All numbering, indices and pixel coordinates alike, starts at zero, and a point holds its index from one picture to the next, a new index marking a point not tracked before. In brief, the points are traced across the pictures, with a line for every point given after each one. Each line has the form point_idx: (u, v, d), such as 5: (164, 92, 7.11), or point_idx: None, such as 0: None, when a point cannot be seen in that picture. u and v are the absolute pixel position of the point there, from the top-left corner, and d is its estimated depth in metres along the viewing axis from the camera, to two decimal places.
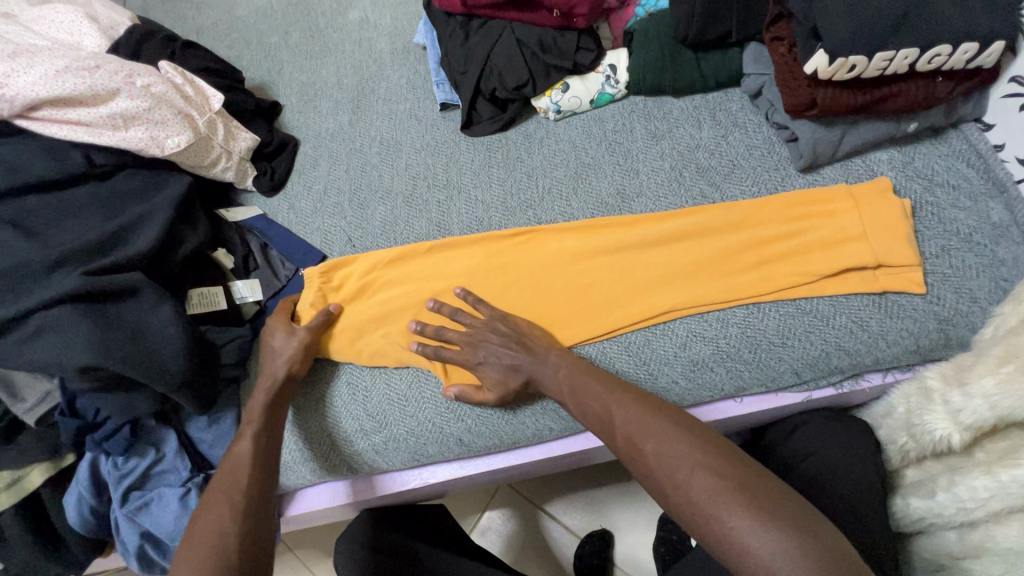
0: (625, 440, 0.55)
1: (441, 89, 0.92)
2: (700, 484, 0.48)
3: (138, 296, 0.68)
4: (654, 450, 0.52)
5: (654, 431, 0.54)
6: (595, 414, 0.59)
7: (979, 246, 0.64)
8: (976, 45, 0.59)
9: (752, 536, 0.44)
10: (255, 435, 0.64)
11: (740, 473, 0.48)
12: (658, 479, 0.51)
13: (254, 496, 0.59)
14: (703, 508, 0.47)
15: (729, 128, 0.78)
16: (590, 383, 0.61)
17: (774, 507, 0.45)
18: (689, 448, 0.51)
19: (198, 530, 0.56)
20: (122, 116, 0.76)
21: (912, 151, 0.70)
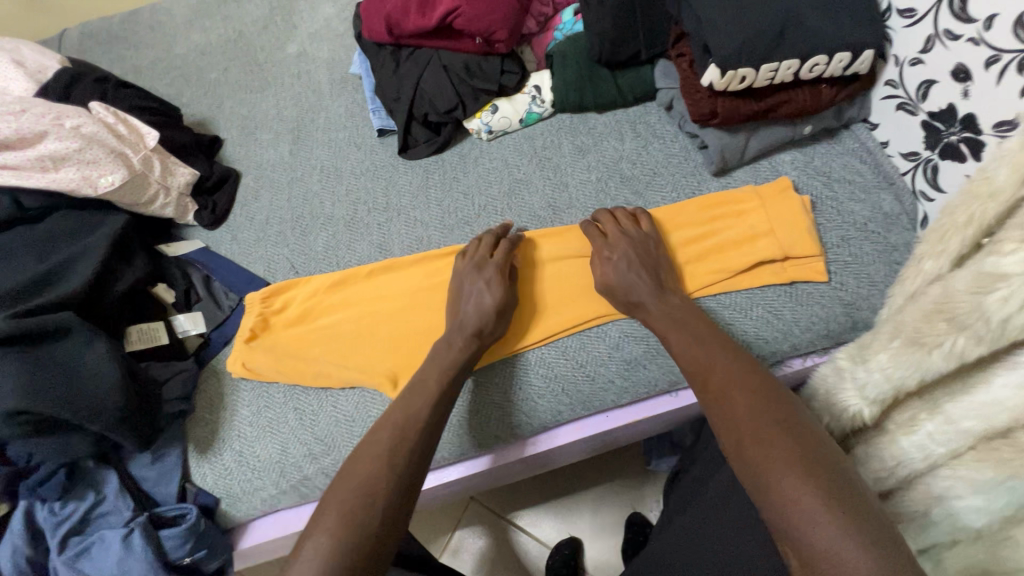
0: (714, 391, 0.53)
1: (377, 116, 0.95)
2: (768, 447, 0.46)
3: (69, 336, 0.67)
4: (737, 406, 0.51)
5: (745, 391, 0.52)
6: (694, 361, 0.58)
7: (874, 234, 0.70)
8: (848, 54, 0.65)
9: (814, 510, 0.42)
10: (435, 389, 0.63)
11: (822, 456, 0.45)
12: (738, 438, 0.49)
13: (405, 451, 0.57)
14: (766, 471, 0.45)
15: (648, 139, 0.83)
16: (698, 333, 0.61)
17: (852, 501, 0.42)
18: (773, 413, 0.49)
19: (348, 466, 0.55)
20: (51, 157, 0.77)
21: (812, 151, 0.76)
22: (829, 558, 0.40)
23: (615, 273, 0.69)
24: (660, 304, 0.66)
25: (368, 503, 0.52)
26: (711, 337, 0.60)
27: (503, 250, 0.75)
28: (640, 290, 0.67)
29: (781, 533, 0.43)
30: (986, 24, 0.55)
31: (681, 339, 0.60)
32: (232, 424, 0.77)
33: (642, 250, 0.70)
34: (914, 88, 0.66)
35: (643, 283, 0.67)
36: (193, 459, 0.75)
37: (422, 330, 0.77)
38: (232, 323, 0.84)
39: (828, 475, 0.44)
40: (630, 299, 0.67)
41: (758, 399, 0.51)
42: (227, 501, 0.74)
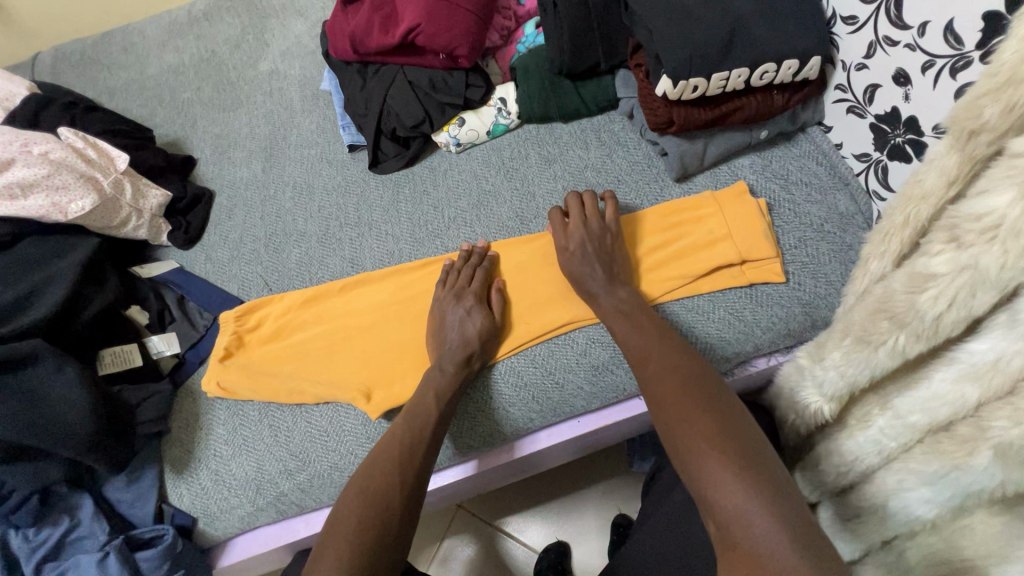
0: (651, 374, 0.56)
1: (347, 132, 0.96)
2: (694, 425, 0.49)
3: (38, 362, 0.67)
4: (670, 386, 0.54)
5: (678, 375, 0.54)
6: (637, 345, 0.61)
7: (830, 234, 0.72)
8: (796, 61, 0.67)
9: (729, 484, 0.44)
10: (433, 406, 0.66)
11: (739, 433, 0.48)
12: (669, 418, 0.51)
13: (408, 470, 0.60)
14: (690, 449, 0.48)
15: (612, 147, 0.85)
16: (640, 322, 0.64)
17: (761, 471, 0.45)
18: (697, 393, 0.52)
19: (353, 484, 0.59)
20: (19, 184, 0.77)
21: (770, 155, 0.78)
22: (742, 524, 0.42)
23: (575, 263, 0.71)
24: (612, 299, 0.68)
25: (380, 519, 0.55)
26: (652, 325, 0.63)
27: (480, 279, 0.76)
28: (596, 279, 0.69)
29: (702, 504, 0.46)
30: (920, 31, 0.58)
31: (623, 326, 0.64)
32: (208, 444, 0.77)
33: (602, 243, 0.72)
34: (861, 92, 0.68)
35: (598, 278, 0.69)
36: (169, 480, 0.76)
37: (394, 342, 0.78)
38: (207, 343, 0.85)
39: (744, 450, 0.46)
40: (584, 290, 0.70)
41: (689, 382, 0.53)
42: (205, 520, 0.74)
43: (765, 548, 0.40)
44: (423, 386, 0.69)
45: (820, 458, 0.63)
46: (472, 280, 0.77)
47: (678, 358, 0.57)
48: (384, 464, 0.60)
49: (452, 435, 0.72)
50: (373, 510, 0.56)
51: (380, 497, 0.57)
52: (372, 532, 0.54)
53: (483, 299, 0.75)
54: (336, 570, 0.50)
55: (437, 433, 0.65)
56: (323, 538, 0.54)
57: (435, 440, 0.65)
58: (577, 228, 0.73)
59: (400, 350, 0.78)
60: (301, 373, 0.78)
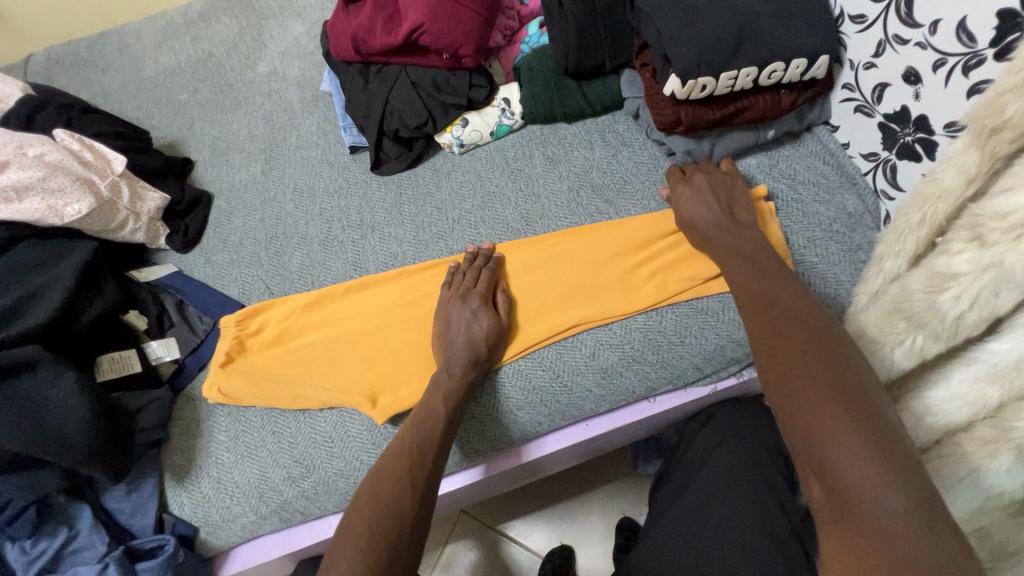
0: (767, 323, 0.52)
1: (348, 133, 0.95)
2: (814, 380, 0.45)
3: (35, 370, 0.66)
4: (791, 338, 0.49)
5: (802, 326, 0.50)
6: (750, 297, 0.57)
7: (838, 234, 0.71)
8: (805, 60, 0.67)
9: (849, 447, 0.40)
10: (441, 409, 0.65)
11: (866, 396, 0.43)
12: (780, 366, 0.47)
13: (419, 475, 0.59)
14: (805, 402, 0.44)
15: (618, 148, 0.84)
16: (758, 278, 0.59)
17: (889, 439, 0.40)
18: (820, 347, 0.47)
19: (364, 491, 0.58)
20: (14, 188, 0.75)
21: (776, 154, 0.78)
22: (850, 479, 0.39)
23: (695, 205, 0.70)
24: (747, 233, 0.66)
25: (393, 527, 0.54)
26: (773, 279, 0.58)
27: (485, 281, 0.75)
28: (714, 221, 0.68)
29: (804, 456, 0.43)
30: (931, 29, 0.57)
31: (744, 278, 0.59)
32: (209, 451, 0.76)
33: (722, 188, 0.71)
34: (869, 91, 0.68)
35: (716, 219, 0.68)
36: (169, 489, 0.74)
37: (398, 346, 0.77)
38: (207, 348, 0.83)
39: (871, 415, 0.42)
40: (703, 232, 0.69)
41: (811, 336, 0.49)
42: (206, 530, 0.73)
43: (875, 510, 0.37)
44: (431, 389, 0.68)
45: None
46: (478, 282, 0.75)
47: (805, 312, 0.52)
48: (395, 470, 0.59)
49: (461, 442, 0.71)
50: (386, 518, 0.55)
51: (391, 504, 0.56)
52: (387, 537, 0.53)
53: (490, 301, 0.74)
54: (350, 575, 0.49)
55: (447, 436, 0.64)
56: (335, 545, 0.53)
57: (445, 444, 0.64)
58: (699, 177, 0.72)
59: (405, 354, 0.77)
60: (305, 377, 0.76)
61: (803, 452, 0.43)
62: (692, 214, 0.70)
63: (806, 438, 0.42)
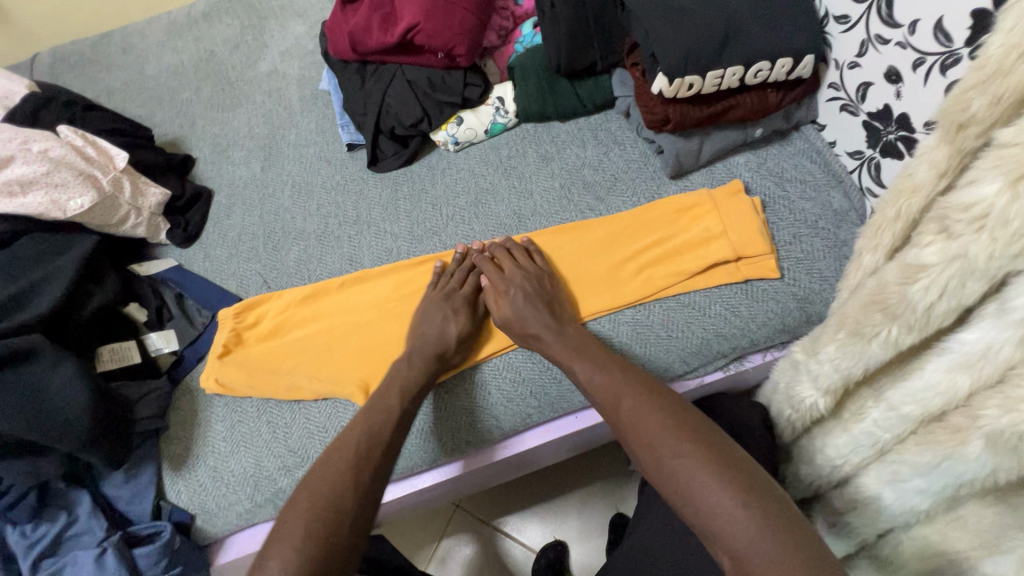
0: (620, 412, 0.56)
1: (346, 131, 0.97)
2: (686, 461, 0.48)
3: (37, 358, 0.67)
4: (647, 425, 0.52)
5: (651, 407, 0.54)
6: (601, 383, 0.60)
7: (824, 230, 0.72)
8: (791, 60, 0.68)
9: (732, 513, 0.43)
10: (396, 405, 0.65)
11: (729, 456, 0.48)
12: (651, 453, 0.50)
13: (365, 471, 0.57)
14: (683, 484, 0.47)
15: (609, 146, 0.86)
16: (603, 356, 0.63)
17: (762, 493, 0.44)
18: (678, 423, 0.51)
19: (306, 482, 0.55)
20: (19, 182, 0.77)
21: (765, 153, 0.79)
22: (751, 555, 0.41)
23: (514, 307, 0.72)
24: (559, 337, 0.67)
25: (332, 522, 0.51)
26: (616, 365, 0.62)
27: (471, 284, 0.78)
28: (536, 321, 0.69)
29: (713, 542, 0.44)
30: (910, 29, 0.59)
31: (587, 370, 0.61)
32: (206, 440, 0.77)
33: (537, 281, 0.74)
34: (854, 90, 0.69)
35: (537, 317, 0.69)
36: (167, 476, 0.76)
37: (391, 340, 0.79)
38: (205, 341, 0.85)
39: (740, 473, 0.46)
40: (525, 330, 0.70)
41: (665, 410, 0.53)
42: (202, 517, 0.74)
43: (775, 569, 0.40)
44: (388, 386, 0.68)
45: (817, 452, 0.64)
46: (463, 284, 0.79)
47: (649, 391, 0.56)
48: (338, 463, 0.57)
49: (439, 443, 0.73)
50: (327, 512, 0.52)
51: (330, 497, 0.53)
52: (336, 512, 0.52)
53: (470, 303, 0.77)
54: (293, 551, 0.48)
55: (392, 434, 0.63)
56: (271, 539, 0.50)
57: (393, 442, 0.62)
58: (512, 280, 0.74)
59: (398, 348, 0.78)
60: (301, 368, 0.78)
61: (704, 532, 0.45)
62: (511, 311, 0.72)
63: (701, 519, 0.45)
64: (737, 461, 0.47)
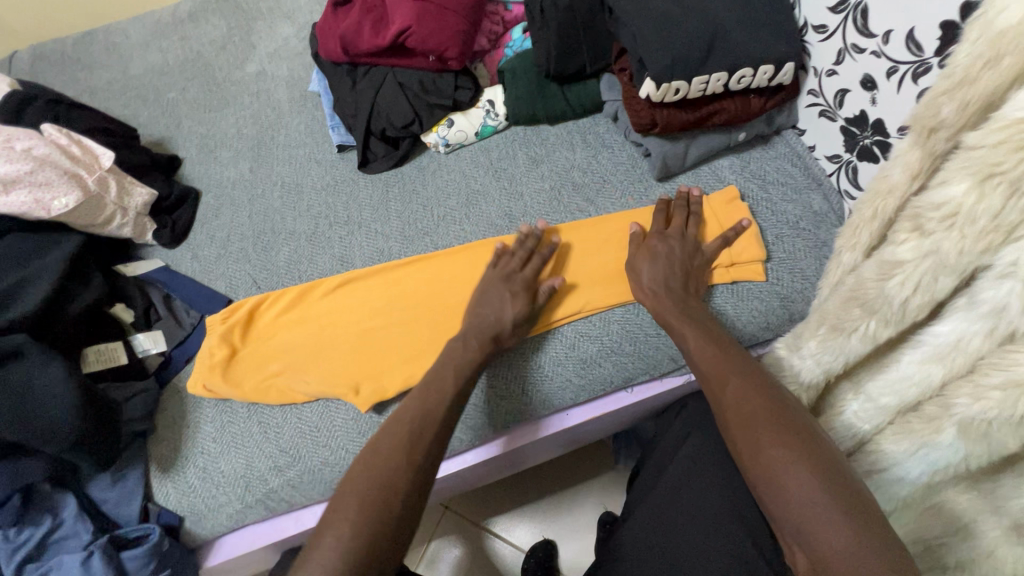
0: (724, 394, 0.57)
1: (336, 132, 0.97)
2: (782, 452, 0.50)
3: (22, 357, 0.67)
4: (751, 406, 0.54)
5: (759, 395, 0.55)
6: (709, 367, 0.60)
7: (805, 231, 0.75)
8: (772, 66, 0.71)
9: (816, 506, 0.46)
10: (448, 395, 0.64)
11: (825, 456, 0.49)
12: (750, 439, 0.52)
13: (422, 457, 0.58)
14: (772, 468, 0.49)
15: (598, 149, 0.88)
16: (718, 335, 0.64)
17: (859, 504, 0.45)
18: (782, 414, 0.53)
19: (374, 464, 0.56)
20: (2, 180, 0.76)
21: (747, 156, 0.82)
22: (832, 554, 0.43)
23: (649, 269, 0.71)
24: (679, 304, 0.68)
25: (376, 537, 0.50)
26: (729, 348, 0.62)
27: (534, 265, 0.76)
28: (672, 283, 0.69)
29: (791, 534, 0.47)
30: (884, 39, 0.62)
31: (699, 341, 0.63)
32: (196, 441, 0.77)
33: (685, 257, 0.72)
34: (832, 96, 0.72)
35: (677, 278, 0.70)
36: (155, 478, 0.75)
37: (380, 339, 0.78)
38: (194, 342, 0.84)
39: (838, 480, 0.47)
40: (650, 288, 0.70)
41: (772, 403, 0.54)
42: (191, 519, 0.74)
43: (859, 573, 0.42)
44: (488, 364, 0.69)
45: None
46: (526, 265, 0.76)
47: (757, 378, 0.58)
48: (410, 448, 0.57)
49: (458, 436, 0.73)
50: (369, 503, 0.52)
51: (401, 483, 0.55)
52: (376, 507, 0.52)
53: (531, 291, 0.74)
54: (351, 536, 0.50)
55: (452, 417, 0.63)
56: (332, 522, 0.51)
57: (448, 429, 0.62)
58: (656, 243, 0.73)
59: (388, 345, 0.78)
60: (290, 370, 0.78)
61: (779, 515, 0.48)
62: (646, 273, 0.71)
63: (781, 501, 0.48)
64: (837, 468, 0.48)
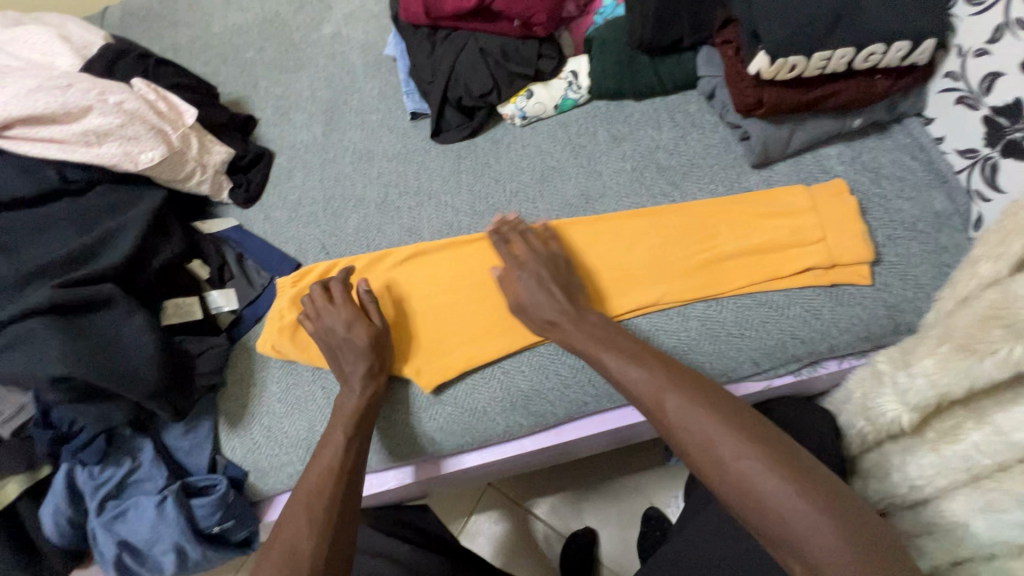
0: (661, 411, 0.54)
1: (410, 99, 0.95)
2: (756, 468, 0.48)
3: (110, 307, 0.69)
4: (701, 427, 0.51)
5: (700, 408, 0.52)
6: (642, 383, 0.57)
7: (922, 234, 0.68)
8: (909, 42, 0.62)
9: (809, 524, 0.44)
10: (342, 441, 0.65)
11: (796, 458, 0.48)
12: (713, 462, 0.50)
13: (332, 513, 0.60)
14: (754, 492, 0.47)
15: (687, 129, 0.81)
16: (625, 347, 0.62)
17: (842, 505, 0.45)
18: (751, 430, 0.50)
19: (284, 531, 0.59)
20: (95, 133, 0.77)
21: (861, 145, 0.74)
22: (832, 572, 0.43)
23: (525, 292, 0.68)
24: (582, 327, 0.65)
25: None
26: (650, 357, 0.59)
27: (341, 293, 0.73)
28: (551, 308, 0.66)
29: (786, 552, 0.46)
30: None
31: (619, 361, 0.60)
32: (262, 399, 0.78)
33: (552, 265, 0.70)
34: (979, 80, 0.63)
35: (555, 303, 0.66)
36: (224, 431, 0.77)
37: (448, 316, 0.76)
38: (264, 302, 0.85)
39: (817, 485, 0.46)
40: (544, 320, 0.67)
41: (723, 413, 0.52)
42: (255, 474, 0.76)
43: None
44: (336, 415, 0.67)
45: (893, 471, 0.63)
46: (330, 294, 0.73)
47: (696, 390, 0.55)
48: (316, 510, 0.60)
49: (468, 434, 0.74)
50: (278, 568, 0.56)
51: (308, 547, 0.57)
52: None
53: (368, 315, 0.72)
54: None
55: (356, 462, 0.65)
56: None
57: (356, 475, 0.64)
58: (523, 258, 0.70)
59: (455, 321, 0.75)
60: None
61: (766, 529, 0.47)
62: (525, 299, 0.68)
63: (770, 524, 0.46)
64: (809, 470, 0.48)
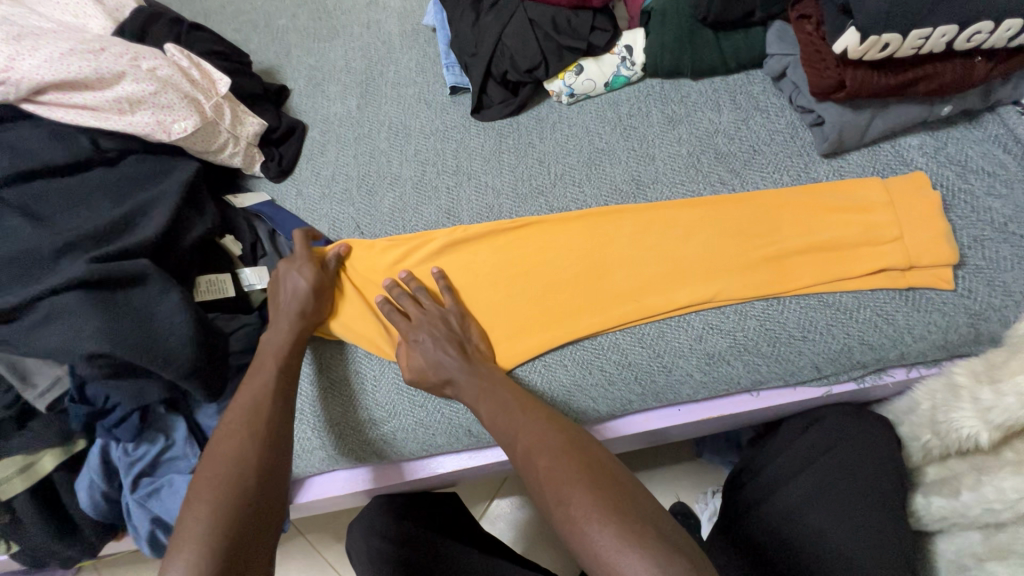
0: (524, 449, 0.56)
1: (451, 72, 0.89)
2: (578, 500, 0.49)
3: (146, 282, 0.67)
4: (538, 465, 0.54)
5: (545, 448, 0.55)
6: (498, 424, 0.59)
7: (1013, 236, 0.62)
8: (1020, 21, 0.56)
9: (617, 559, 0.45)
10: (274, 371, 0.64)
11: (606, 489, 0.50)
12: (547, 495, 0.52)
13: (272, 431, 0.58)
14: (580, 525, 0.48)
15: (749, 112, 0.76)
16: (504, 402, 0.61)
17: (649, 537, 0.46)
18: (585, 472, 0.52)
19: (217, 458, 0.55)
20: (128, 100, 0.74)
21: (944, 136, 0.69)
22: None
23: (425, 353, 0.66)
24: (468, 375, 0.64)
25: (235, 489, 0.52)
26: (512, 398, 0.61)
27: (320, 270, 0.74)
28: (447, 366, 0.65)
29: None
30: None
31: (490, 410, 0.61)
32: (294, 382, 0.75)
33: (446, 328, 0.68)
34: None
35: (452, 360, 0.65)
36: None
37: (489, 307, 0.72)
38: None
39: (637, 519, 0.48)
40: (440, 377, 0.65)
41: (565, 448, 0.54)
42: None
43: None
44: (263, 357, 0.66)
45: (963, 489, 0.59)
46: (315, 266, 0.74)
47: (542, 428, 0.57)
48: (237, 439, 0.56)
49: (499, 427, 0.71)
50: (212, 494, 0.51)
51: (235, 472, 0.53)
52: (236, 477, 0.53)
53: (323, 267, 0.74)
54: (209, 510, 0.50)
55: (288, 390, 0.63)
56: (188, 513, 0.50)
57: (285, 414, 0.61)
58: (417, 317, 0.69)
59: (496, 315, 0.71)
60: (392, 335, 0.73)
61: (586, 563, 0.48)
62: (423, 361, 0.66)
63: (589, 557, 0.47)
64: (632, 503, 0.50)
